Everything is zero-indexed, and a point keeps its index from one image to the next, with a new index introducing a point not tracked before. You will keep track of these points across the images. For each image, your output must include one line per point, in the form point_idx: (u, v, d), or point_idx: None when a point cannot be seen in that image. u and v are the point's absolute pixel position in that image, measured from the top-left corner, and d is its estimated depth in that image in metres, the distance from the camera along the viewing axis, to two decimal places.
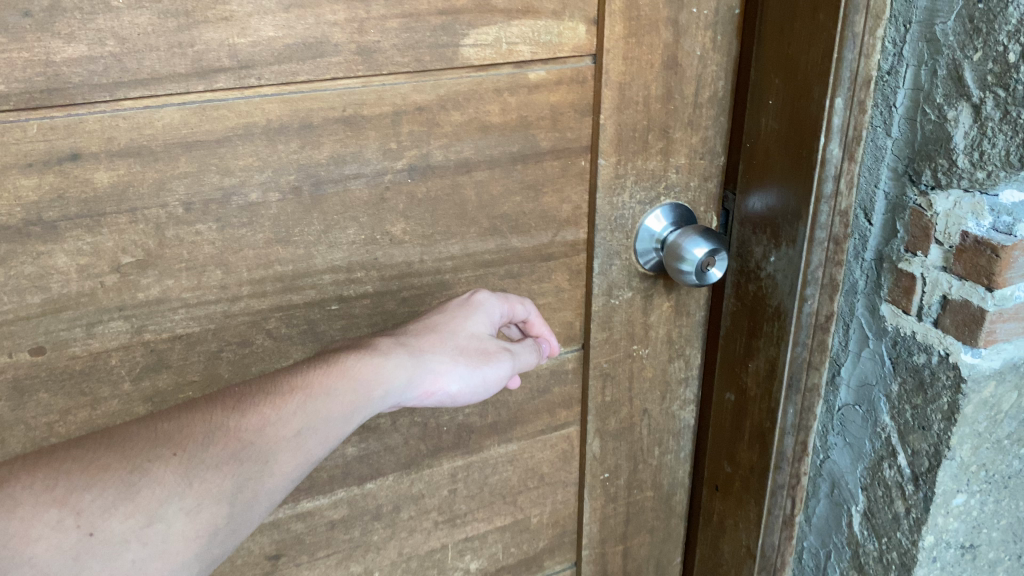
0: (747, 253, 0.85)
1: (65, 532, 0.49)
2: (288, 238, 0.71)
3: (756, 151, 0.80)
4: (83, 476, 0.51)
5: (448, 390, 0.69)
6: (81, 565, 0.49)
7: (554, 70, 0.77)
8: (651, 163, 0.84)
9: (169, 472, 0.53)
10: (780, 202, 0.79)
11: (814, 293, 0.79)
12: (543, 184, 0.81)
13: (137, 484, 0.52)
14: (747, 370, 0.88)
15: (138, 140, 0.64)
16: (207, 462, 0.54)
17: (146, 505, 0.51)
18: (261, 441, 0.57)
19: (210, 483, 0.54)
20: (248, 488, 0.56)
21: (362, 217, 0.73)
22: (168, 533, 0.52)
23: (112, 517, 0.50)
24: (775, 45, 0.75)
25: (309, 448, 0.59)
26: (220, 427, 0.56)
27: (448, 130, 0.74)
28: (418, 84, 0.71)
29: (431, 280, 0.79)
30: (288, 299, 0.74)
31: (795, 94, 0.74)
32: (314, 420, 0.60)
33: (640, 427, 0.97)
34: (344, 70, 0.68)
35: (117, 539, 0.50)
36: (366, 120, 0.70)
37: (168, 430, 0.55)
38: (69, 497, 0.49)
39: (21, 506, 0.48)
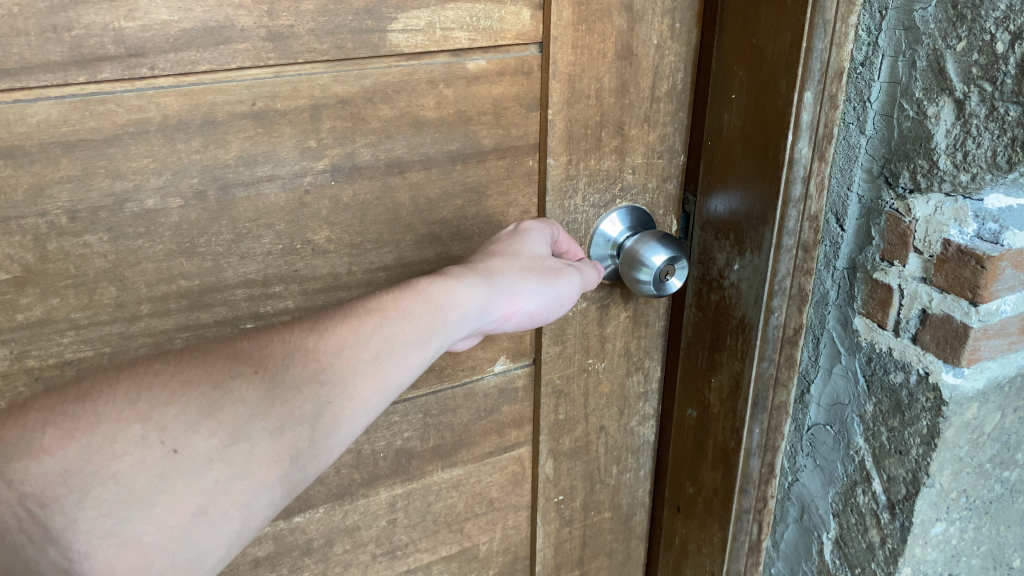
0: (709, 260, 0.78)
1: (151, 449, 0.48)
2: (195, 249, 0.63)
3: (718, 149, 0.73)
4: (166, 391, 0.50)
5: (526, 312, 0.66)
6: (165, 483, 0.49)
7: (496, 59, 0.69)
8: (605, 163, 0.77)
9: (252, 391, 0.52)
10: (745, 205, 0.72)
11: (781, 304, 0.72)
12: (486, 186, 0.73)
13: (220, 402, 0.51)
14: (711, 385, 0.81)
15: (8, 139, 0.55)
16: (289, 382, 0.54)
17: (231, 423, 0.51)
18: (339, 364, 0.56)
19: (293, 405, 0.53)
20: (328, 411, 0.55)
21: (278, 225, 0.65)
22: (251, 453, 0.51)
23: (196, 434, 0.50)
24: (738, 33, 0.68)
25: (388, 374, 0.58)
26: (299, 349, 0.55)
27: (377, 127, 0.66)
28: (339, 74, 0.63)
29: (362, 294, 0.72)
30: (196, 317, 0.65)
31: (761, 88, 0.67)
32: (391, 345, 0.58)
33: (596, 445, 0.90)
34: (252, 58, 0.60)
35: (202, 458, 0.50)
36: (282, 115, 0.62)
37: (248, 349, 0.54)
38: (153, 413, 0.49)
39: (106, 422, 0.48)
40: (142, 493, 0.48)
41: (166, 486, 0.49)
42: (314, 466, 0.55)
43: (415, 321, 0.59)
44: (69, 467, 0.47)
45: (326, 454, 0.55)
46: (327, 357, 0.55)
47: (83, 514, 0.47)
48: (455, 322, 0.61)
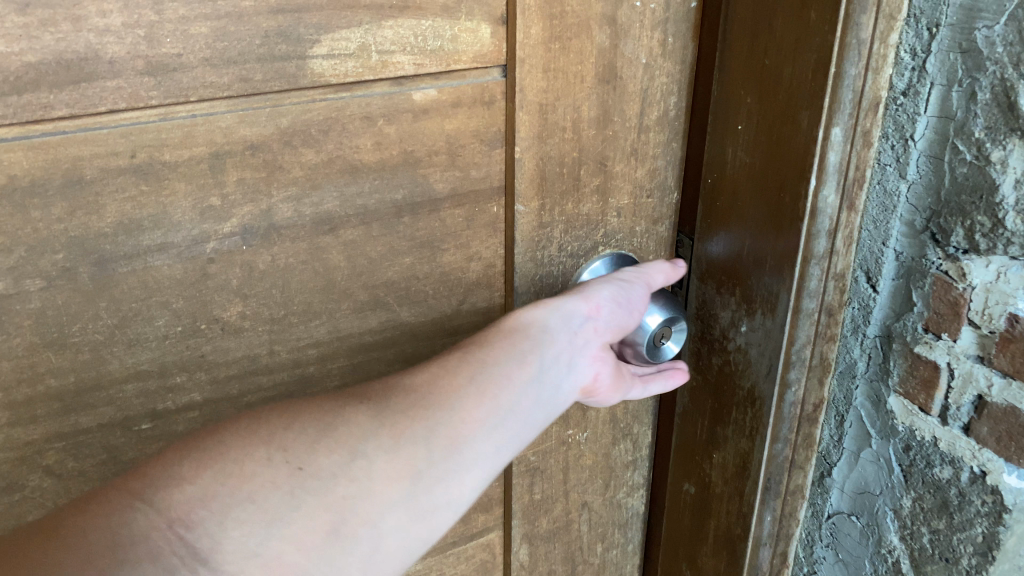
0: (710, 317, 0.65)
1: (278, 467, 0.42)
2: (65, 341, 0.49)
3: (721, 190, 0.60)
4: (283, 418, 0.45)
5: (614, 313, 0.60)
6: (297, 501, 0.42)
7: (448, 88, 0.56)
8: (586, 206, 0.64)
9: (360, 412, 0.46)
10: (757, 258, 0.59)
11: (799, 376, 0.59)
12: (441, 239, 0.60)
13: (333, 424, 0.45)
14: (712, 461, 0.68)
15: None
16: (396, 405, 0.47)
17: (348, 442, 0.44)
18: (441, 389, 0.49)
19: (405, 425, 0.46)
20: (443, 431, 0.47)
21: (176, 302, 0.52)
22: (372, 471, 0.44)
23: (317, 453, 0.43)
24: (747, 52, 0.55)
25: (496, 393, 0.51)
26: (397, 382, 0.49)
27: (299, 175, 0.53)
28: (246, 114, 0.50)
29: (288, 377, 0.58)
30: (73, 422, 0.52)
31: (775, 119, 0.54)
32: (485, 365, 0.52)
33: (577, 524, 0.78)
34: (128, 98, 0.46)
35: (327, 474, 0.43)
36: (172, 168, 0.49)
37: (360, 389, 0.49)
38: (273, 436, 0.43)
39: (233, 449, 0.42)
40: (275, 512, 0.41)
41: (296, 503, 0.42)
42: (446, 495, 0.46)
43: (508, 340, 0.54)
44: (207, 490, 0.40)
45: (452, 483, 0.47)
46: (431, 380, 0.49)
47: (225, 537, 0.39)
48: (546, 335, 0.56)
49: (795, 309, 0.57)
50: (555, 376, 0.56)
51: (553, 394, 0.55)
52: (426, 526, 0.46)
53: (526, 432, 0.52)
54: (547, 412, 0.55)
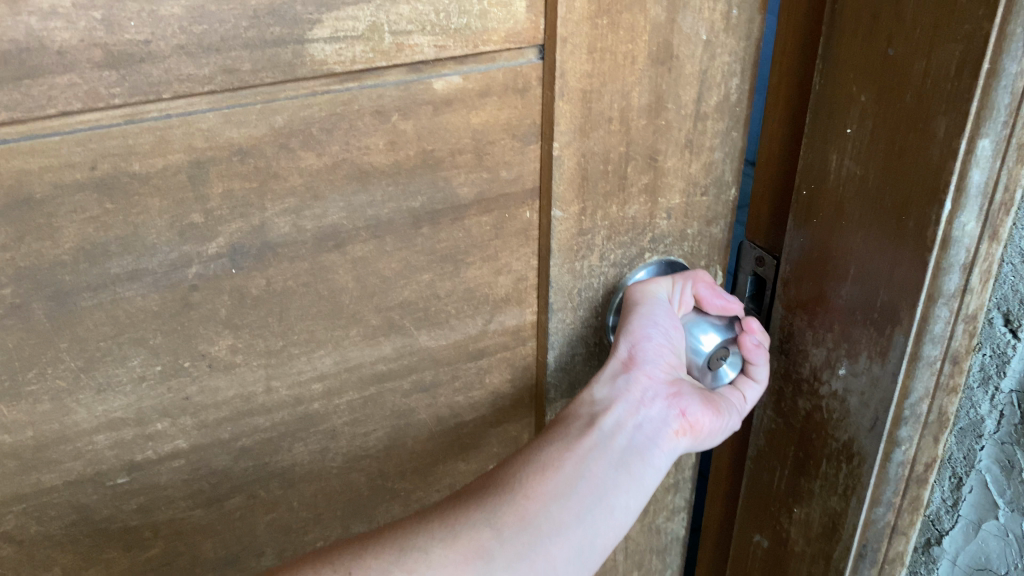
0: (796, 353, 0.57)
1: (327, 575, 0.40)
2: (20, 390, 0.41)
3: (822, 203, 0.52)
4: (332, 542, 0.43)
5: (658, 342, 0.53)
6: None
7: (475, 73, 0.46)
8: (632, 208, 0.55)
9: (409, 519, 0.44)
10: (863, 293, 0.51)
11: (911, 434, 0.53)
12: (466, 251, 0.51)
13: (382, 532, 0.43)
14: (791, 515, 0.62)
15: None
16: (444, 506, 0.45)
17: (399, 540, 0.42)
18: (490, 478, 0.46)
19: (456, 514, 0.44)
20: (504, 511, 0.44)
21: (153, 338, 0.43)
22: (431, 559, 0.41)
23: (371, 556, 0.41)
24: (862, 39, 0.47)
25: (554, 466, 0.47)
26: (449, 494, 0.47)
27: (298, 184, 0.44)
28: (232, 112, 0.40)
29: (289, 416, 0.50)
30: (35, 483, 0.43)
31: (896, 125, 0.46)
32: (533, 448, 0.49)
33: (612, 553, 0.70)
34: (84, 98, 0.37)
35: (381, 571, 0.40)
36: (143, 180, 0.40)
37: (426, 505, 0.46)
38: (321, 554, 0.41)
39: (281, 572, 0.40)
40: None
41: None
42: (528, 574, 0.43)
43: (559, 424, 0.51)
44: None
45: (532, 561, 0.43)
46: (484, 477, 0.47)
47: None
48: (596, 405, 0.51)
49: (912, 358, 0.50)
50: (626, 439, 0.50)
51: (633, 458, 0.50)
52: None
53: (609, 498, 0.48)
54: (634, 475, 0.49)
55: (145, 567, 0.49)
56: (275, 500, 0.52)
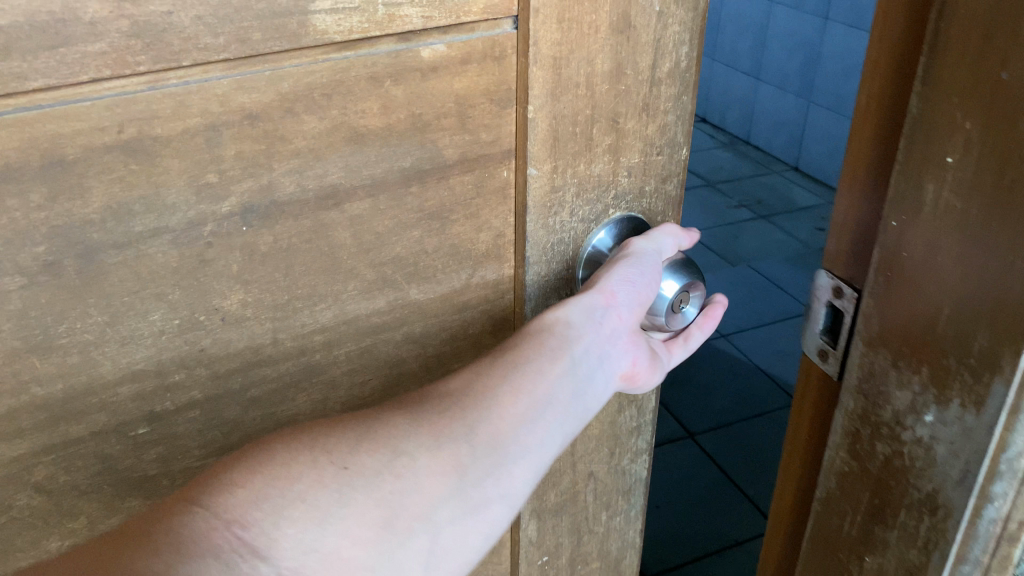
0: (877, 396, 0.62)
1: (323, 467, 0.41)
2: (51, 344, 0.44)
3: (914, 218, 0.56)
4: (324, 424, 0.43)
5: (635, 292, 0.58)
6: (345, 500, 0.40)
7: (458, 42, 0.51)
8: (598, 166, 0.60)
9: (397, 416, 0.45)
10: (957, 332, 0.55)
11: (1005, 490, 0.57)
12: (451, 209, 0.56)
13: (374, 425, 0.44)
14: (863, 563, 0.67)
15: None
16: (431, 406, 0.46)
17: (389, 440, 0.43)
18: (475, 387, 0.48)
19: (442, 421, 0.45)
20: (484, 427, 0.46)
21: (172, 293, 0.46)
22: (417, 464, 0.43)
23: (363, 451, 0.42)
24: (966, 74, 0.51)
25: (533, 388, 0.49)
26: (432, 386, 0.48)
27: (302, 146, 0.47)
28: (244, 78, 0.44)
29: (294, 367, 0.53)
30: (64, 434, 0.46)
31: (1007, 160, 0.50)
32: (517, 361, 0.50)
33: (584, 495, 0.76)
34: (113, 66, 0.40)
35: (373, 471, 0.42)
36: (164, 143, 0.43)
37: (401, 396, 0.47)
38: (316, 442, 0.41)
39: (277, 453, 0.40)
40: (325, 511, 0.40)
41: (346, 501, 0.40)
42: (495, 488, 0.46)
43: (534, 334, 0.53)
44: (257, 492, 0.39)
45: (499, 478, 0.46)
46: (467, 384, 0.48)
47: (281, 535, 0.38)
48: (575, 328, 0.54)
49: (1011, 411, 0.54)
50: (591, 368, 0.54)
51: (594, 388, 0.53)
52: (484, 521, 0.45)
53: (570, 424, 0.51)
54: (592, 403, 0.53)
55: None
56: None
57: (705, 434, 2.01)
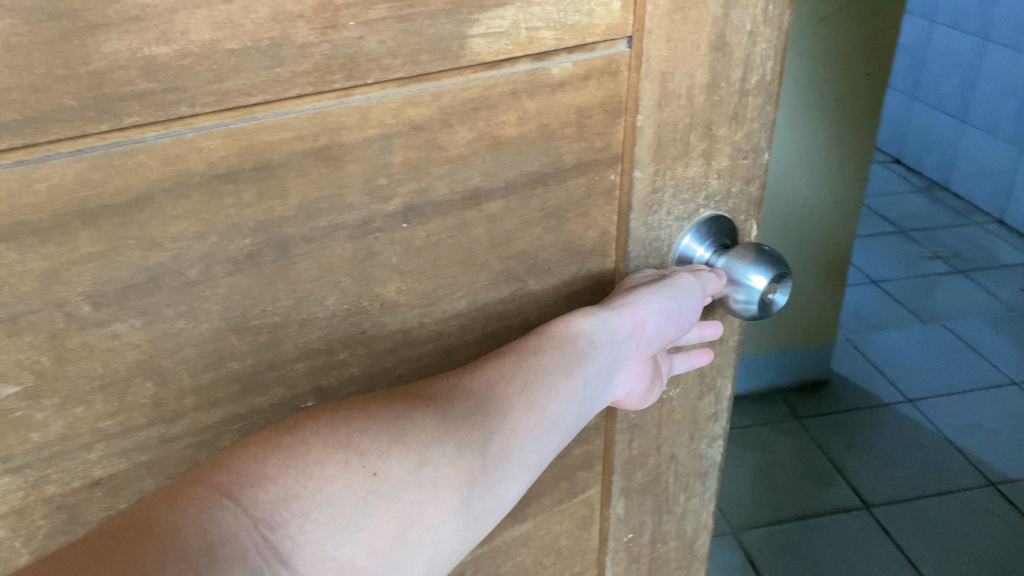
0: None
1: (354, 472, 0.46)
2: (246, 324, 0.50)
3: None
4: (359, 418, 0.48)
5: (656, 327, 0.64)
6: (370, 506, 0.46)
7: (582, 60, 0.57)
8: (692, 169, 0.66)
9: (428, 420, 0.51)
10: None
11: None
12: (567, 208, 0.62)
13: (406, 428, 0.49)
14: None
15: (12, 215, 0.41)
16: (456, 414, 0.52)
17: (416, 448, 0.49)
18: (494, 399, 0.55)
19: (464, 433, 0.52)
20: (495, 443, 0.54)
21: (343, 281, 0.53)
22: (435, 475, 0.50)
23: (392, 458, 0.48)
24: None
25: (543, 406, 0.57)
26: (458, 386, 0.54)
27: (453, 154, 0.54)
28: (413, 94, 0.51)
29: (433, 348, 0.60)
30: (249, 405, 0.53)
31: None
32: (538, 376, 0.57)
33: (666, 476, 0.82)
34: (314, 83, 0.46)
35: (398, 480, 0.48)
36: (347, 149, 0.50)
37: (416, 390, 0.53)
38: (352, 441, 0.47)
39: (314, 450, 0.46)
40: (352, 517, 0.45)
41: (370, 508, 0.46)
42: (491, 500, 0.53)
43: (550, 349, 0.59)
44: (292, 492, 0.44)
45: (495, 492, 0.53)
46: (484, 399, 0.54)
47: (307, 538, 0.44)
48: (592, 347, 0.61)
49: None
50: (592, 388, 0.61)
51: (588, 407, 0.61)
52: (475, 527, 0.53)
53: (564, 442, 0.59)
54: (583, 420, 0.61)
55: None
56: None
57: (884, 506, 1.96)
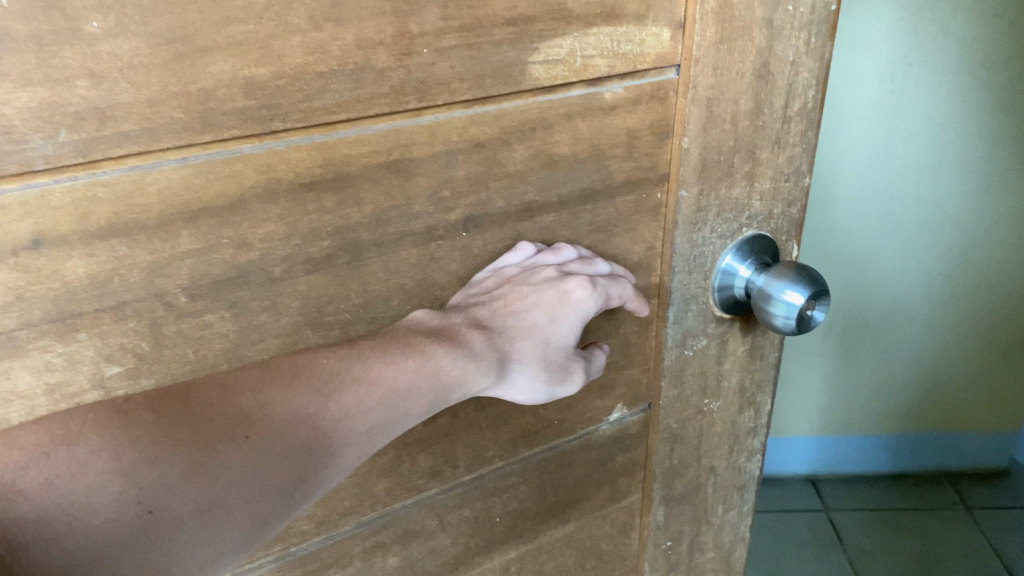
0: None
1: (124, 507, 0.40)
2: (321, 319, 0.55)
3: None
4: (156, 447, 0.42)
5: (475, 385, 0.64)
6: (132, 548, 0.40)
7: (632, 85, 0.62)
8: (736, 189, 0.69)
9: (242, 457, 0.44)
10: None
11: None
12: (615, 223, 0.66)
13: (207, 466, 0.43)
14: None
15: (125, 214, 0.46)
16: (279, 449, 0.45)
17: (215, 491, 0.43)
18: (332, 435, 0.48)
19: (286, 471, 0.46)
20: (315, 482, 0.47)
21: (408, 283, 0.58)
22: (228, 520, 0.43)
23: (176, 497, 0.41)
24: None
25: (380, 443, 0.51)
26: (297, 412, 0.47)
27: (511, 170, 0.59)
28: (477, 114, 0.56)
29: None
30: None
31: None
32: (389, 414, 0.51)
33: (706, 487, 0.84)
34: (390, 103, 0.52)
35: (177, 522, 0.41)
36: (417, 163, 0.55)
37: (248, 409, 0.45)
38: (135, 471, 0.41)
39: (86, 473, 0.40)
40: (111, 558, 0.39)
41: (132, 551, 0.40)
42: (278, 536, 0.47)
43: (406, 397, 0.52)
44: (42, 516, 0.38)
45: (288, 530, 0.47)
46: (314, 445, 0.47)
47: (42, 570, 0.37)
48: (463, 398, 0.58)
49: None
50: None
51: None
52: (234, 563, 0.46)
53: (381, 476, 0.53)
54: None
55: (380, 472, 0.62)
56: (471, 422, 0.66)
57: None
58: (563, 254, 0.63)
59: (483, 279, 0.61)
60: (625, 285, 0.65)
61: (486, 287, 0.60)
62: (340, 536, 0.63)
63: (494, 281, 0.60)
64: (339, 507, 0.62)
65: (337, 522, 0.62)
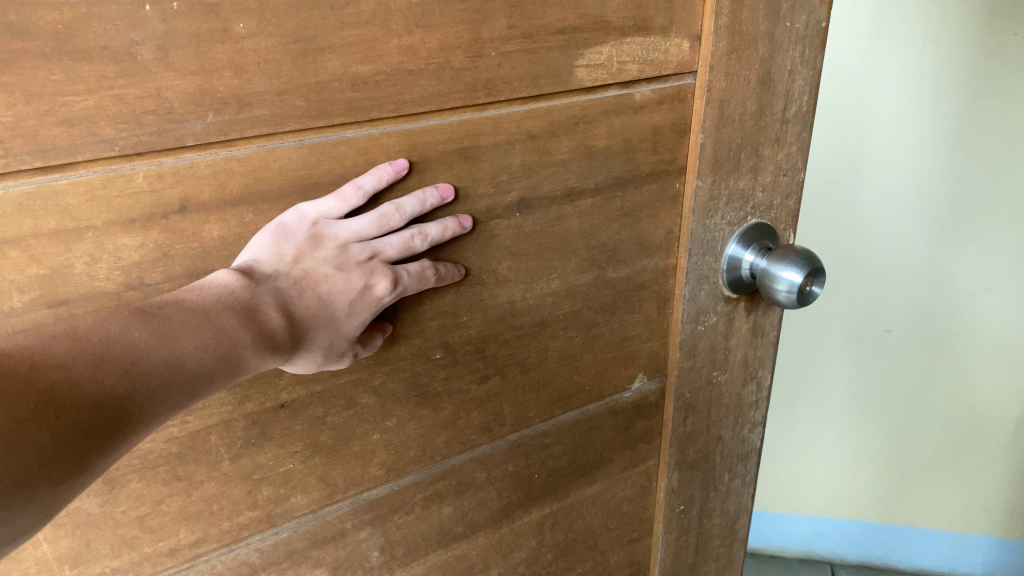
0: None
1: None
2: None
3: None
4: None
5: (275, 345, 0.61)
6: None
7: (658, 89, 0.72)
8: (742, 181, 0.77)
9: (49, 435, 0.41)
10: None
11: None
12: (641, 209, 0.76)
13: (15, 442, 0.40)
14: None
15: (252, 184, 0.55)
16: (85, 427, 0.43)
17: (22, 470, 0.40)
18: (138, 412, 0.46)
19: (90, 449, 0.44)
20: (112, 458, 0.46)
21: (470, 256, 0.67)
22: (31, 498, 0.41)
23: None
24: None
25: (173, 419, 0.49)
26: (104, 388, 0.44)
27: (558, 158, 0.68)
28: (532, 109, 0.65)
29: (532, 319, 0.73)
30: (395, 352, 0.66)
31: None
32: (193, 396, 0.49)
33: (714, 456, 0.92)
34: (463, 99, 0.61)
35: None
36: (482, 150, 0.64)
37: (59, 384, 0.43)
38: None
39: None
40: None
41: None
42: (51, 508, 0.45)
43: (203, 379, 0.50)
44: None
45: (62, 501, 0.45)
46: (120, 426, 0.45)
47: None
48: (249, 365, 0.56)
49: None
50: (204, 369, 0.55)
51: None
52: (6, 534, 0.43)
53: None
54: None
55: (440, 425, 0.71)
56: (518, 383, 0.75)
57: None
58: (390, 221, 0.60)
59: (292, 234, 0.57)
60: (429, 278, 0.62)
61: (292, 249, 0.57)
62: (404, 483, 0.71)
63: (302, 242, 0.57)
64: (406, 456, 0.70)
65: (404, 470, 0.71)
